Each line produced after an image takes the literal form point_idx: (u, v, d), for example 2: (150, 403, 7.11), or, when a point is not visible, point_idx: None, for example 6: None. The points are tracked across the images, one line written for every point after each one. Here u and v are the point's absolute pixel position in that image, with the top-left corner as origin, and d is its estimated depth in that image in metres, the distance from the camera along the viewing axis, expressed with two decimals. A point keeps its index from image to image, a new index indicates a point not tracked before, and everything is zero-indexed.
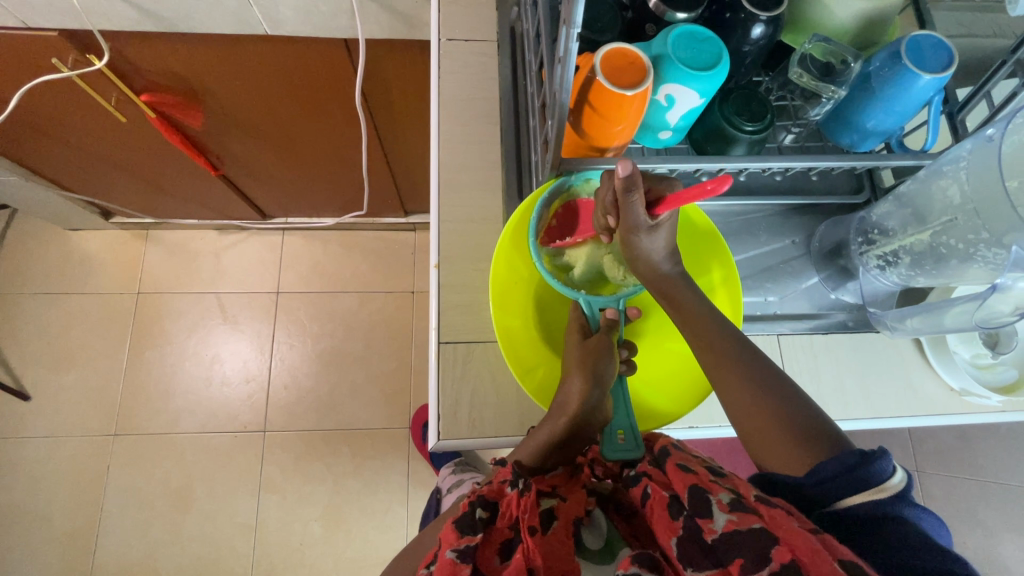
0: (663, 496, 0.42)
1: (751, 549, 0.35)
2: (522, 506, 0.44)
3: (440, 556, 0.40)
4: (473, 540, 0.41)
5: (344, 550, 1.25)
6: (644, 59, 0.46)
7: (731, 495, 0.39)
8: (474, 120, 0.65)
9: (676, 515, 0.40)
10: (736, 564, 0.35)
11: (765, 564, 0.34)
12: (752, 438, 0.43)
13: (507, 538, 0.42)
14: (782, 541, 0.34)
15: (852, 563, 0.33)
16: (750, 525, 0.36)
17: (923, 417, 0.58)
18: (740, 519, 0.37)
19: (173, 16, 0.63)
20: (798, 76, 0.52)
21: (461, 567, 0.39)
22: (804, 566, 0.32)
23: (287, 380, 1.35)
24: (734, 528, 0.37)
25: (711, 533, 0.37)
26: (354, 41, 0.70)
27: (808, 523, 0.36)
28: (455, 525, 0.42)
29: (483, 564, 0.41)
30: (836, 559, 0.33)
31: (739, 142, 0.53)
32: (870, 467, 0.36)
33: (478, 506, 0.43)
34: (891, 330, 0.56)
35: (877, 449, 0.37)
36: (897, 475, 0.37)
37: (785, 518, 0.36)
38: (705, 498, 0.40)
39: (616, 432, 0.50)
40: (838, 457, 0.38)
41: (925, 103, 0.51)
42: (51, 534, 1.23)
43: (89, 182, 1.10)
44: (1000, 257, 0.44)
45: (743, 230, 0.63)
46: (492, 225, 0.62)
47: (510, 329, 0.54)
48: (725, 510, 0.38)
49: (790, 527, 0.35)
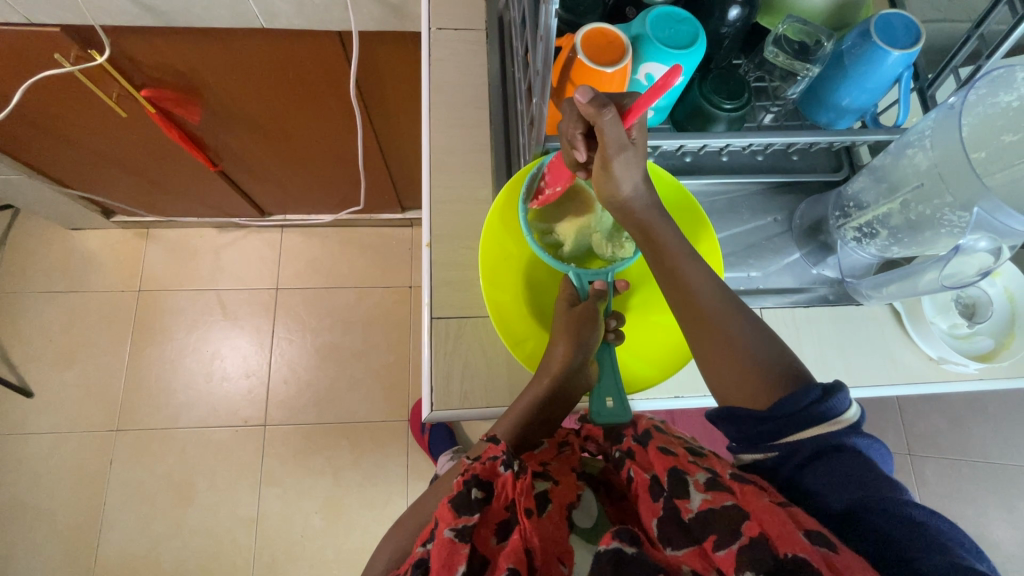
0: (645, 478, 0.45)
1: (723, 525, 0.37)
2: (518, 488, 0.45)
3: (439, 535, 0.42)
4: (470, 520, 0.43)
5: (345, 542, 1.26)
6: (623, 38, 0.48)
7: (708, 474, 0.42)
8: (463, 106, 0.67)
9: (656, 496, 0.43)
10: (709, 539, 0.38)
11: (736, 538, 0.36)
12: (729, 399, 0.44)
13: (503, 518, 0.44)
14: (751, 517, 0.36)
15: (816, 534, 0.35)
16: (722, 502, 0.39)
17: (903, 387, 0.59)
18: (714, 498, 0.40)
19: (171, 10, 0.65)
20: (773, 56, 0.55)
21: (459, 546, 0.41)
22: (771, 537, 0.35)
23: (286, 374, 1.37)
24: (708, 506, 0.39)
25: (688, 511, 0.40)
26: (347, 34, 0.72)
27: (778, 497, 0.38)
28: (451, 505, 0.44)
29: (479, 543, 0.43)
30: (802, 529, 0.35)
31: (718, 120, 0.55)
32: (829, 402, 0.40)
33: (473, 487, 0.45)
34: (868, 298, 0.59)
35: (836, 383, 0.40)
36: (852, 409, 0.40)
37: (756, 495, 0.38)
38: (683, 479, 0.43)
39: (604, 397, 0.51)
40: (801, 392, 0.40)
41: (895, 80, 0.53)
42: (54, 529, 1.24)
43: (91, 179, 1.12)
44: (964, 220, 0.47)
45: (726, 208, 0.65)
46: (482, 206, 0.64)
47: (501, 303, 0.56)
48: (701, 490, 0.41)
49: (761, 503, 0.37)
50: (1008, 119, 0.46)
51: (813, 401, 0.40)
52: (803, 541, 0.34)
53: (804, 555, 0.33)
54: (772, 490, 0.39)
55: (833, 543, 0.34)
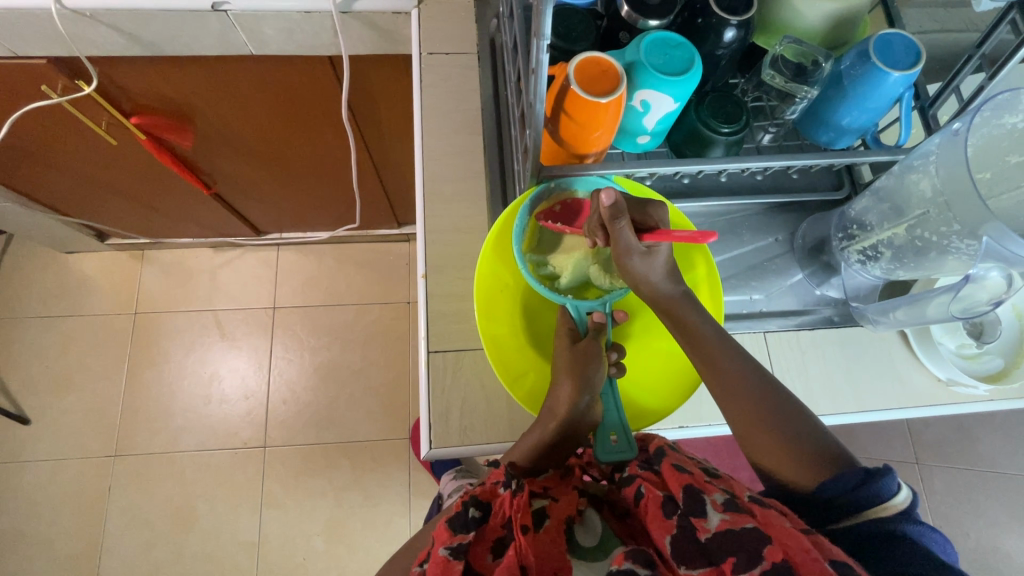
0: (658, 495, 0.43)
1: (743, 548, 0.36)
2: (515, 505, 0.44)
3: (433, 554, 0.41)
4: (465, 538, 0.42)
5: (348, 563, 1.25)
6: (617, 67, 0.46)
7: (725, 495, 0.41)
8: (456, 131, 0.66)
9: (670, 514, 0.41)
10: (728, 562, 0.36)
11: (757, 562, 0.35)
12: (746, 433, 0.45)
13: (499, 536, 0.43)
14: (774, 542, 0.35)
15: (843, 565, 0.34)
16: (743, 525, 0.37)
17: (911, 409, 0.58)
18: (734, 518, 0.38)
19: (159, 40, 0.64)
20: (771, 78, 0.53)
21: (453, 564, 0.40)
22: (795, 566, 0.34)
23: (285, 395, 1.35)
24: (728, 527, 0.38)
25: (705, 531, 0.39)
26: (338, 58, 0.71)
27: (801, 523, 0.37)
28: (448, 524, 0.43)
29: (474, 561, 0.41)
30: (827, 559, 0.34)
31: (716, 144, 0.54)
32: (874, 486, 0.38)
33: (470, 506, 0.44)
34: (874, 324, 0.57)
35: (881, 467, 0.38)
36: (902, 493, 0.38)
37: (779, 518, 0.37)
38: (700, 498, 0.41)
39: (609, 433, 0.51)
40: (844, 475, 0.39)
41: (895, 99, 0.52)
42: (53, 558, 1.23)
43: (83, 204, 1.11)
44: (973, 248, 0.46)
45: (727, 230, 0.64)
46: (478, 234, 0.63)
47: (498, 337, 0.55)
48: (718, 510, 0.39)
49: (783, 528, 0.36)
50: (1013, 140, 0.46)
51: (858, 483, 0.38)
52: (828, 572, 0.33)
53: None
54: (793, 515, 0.38)
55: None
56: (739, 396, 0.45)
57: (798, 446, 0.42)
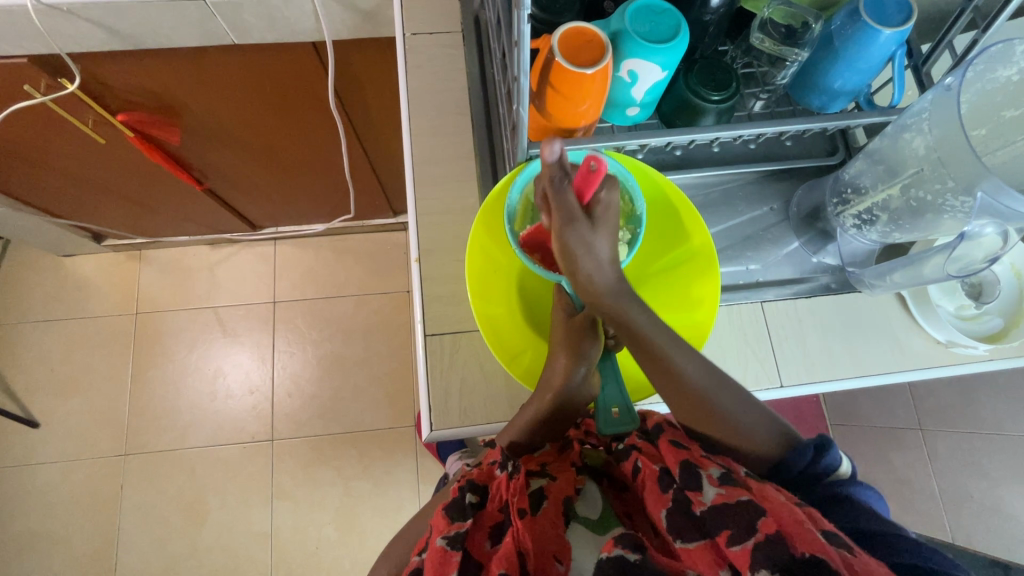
0: (654, 470, 0.44)
1: (738, 520, 0.36)
2: (511, 489, 0.44)
3: (432, 544, 0.41)
4: (463, 526, 0.42)
5: (359, 551, 1.27)
6: (602, 36, 0.46)
7: (722, 470, 0.41)
8: (444, 112, 0.66)
9: (666, 488, 0.42)
10: (723, 534, 0.36)
11: (751, 533, 0.35)
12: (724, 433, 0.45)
13: (497, 521, 0.43)
14: (769, 514, 0.35)
15: (832, 535, 0.34)
16: (737, 497, 0.37)
17: (913, 372, 0.58)
18: (728, 492, 0.38)
19: (139, 32, 0.63)
20: (760, 42, 0.52)
21: (451, 555, 0.40)
22: (789, 534, 0.34)
23: (290, 388, 1.36)
24: (723, 500, 0.38)
25: (700, 505, 0.39)
26: (322, 43, 0.69)
27: (794, 497, 0.38)
28: (445, 512, 0.43)
29: (474, 548, 0.41)
30: (820, 530, 0.34)
31: (706, 113, 0.53)
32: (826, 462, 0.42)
33: (467, 491, 0.45)
34: (871, 288, 0.57)
35: (828, 441, 0.42)
36: (845, 463, 0.43)
37: (774, 492, 0.37)
38: (696, 473, 0.41)
39: (610, 408, 0.50)
40: (800, 450, 0.43)
41: (888, 58, 0.51)
42: (71, 557, 1.25)
43: (76, 205, 1.10)
44: (967, 205, 0.45)
45: (721, 200, 0.63)
46: (469, 215, 0.62)
47: (494, 316, 0.55)
48: (714, 484, 0.39)
49: (778, 501, 0.36)
50: (1009, 94, 0.45)
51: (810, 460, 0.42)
52: (822, 541, 0.33)
53: (822, 555, 0.32)
54: (787, 491, 0.39)
55: (849, 545, 0.34)
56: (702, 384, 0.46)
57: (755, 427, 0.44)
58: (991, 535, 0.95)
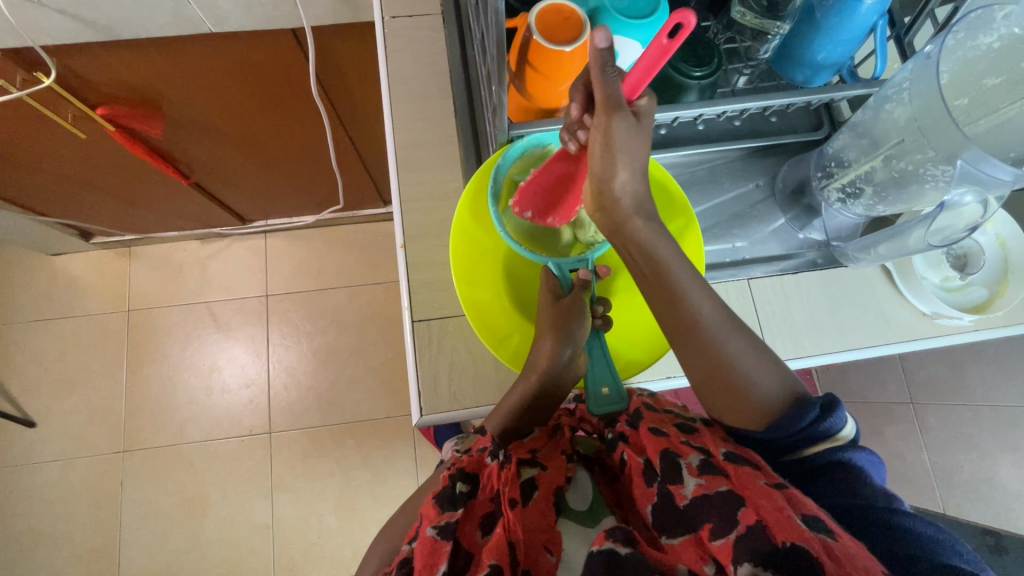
0: (639, 462, 0.44)
1: (719, 513, 0.36)
2: (503, 478, 0.44)
3: (421, 533, 0.41)
4: (453, 516, 0.42)
5: (361, 538, 1.28)
6: (579, 13, 0.45)
7: (701, 456, 0.41)
8: (426, 96, 0.65)
9: (651, 481, 0.42)
10: (706, 527, 0.37)
11: (732, 527, 0.35)
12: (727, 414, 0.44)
13: (488, 511, 0.43)
14: (748, 504, 0.35)
15: (814, 519, 0.34)
16: (717, 489, 0.38)
17: (897, 345, 0.58)
18: (709, 483, 0.38)
19: (112, 22, 0.61)
20: (742, 16, 0.52)
21: (441, 544, 0.40)
22: (768, 524, 0.34)
23: (285, 380, 1.36)
24: (703, 493, 0.38)
25: (682, 498, 0.39)
26: (301, 30, 0.68)
27: (776, 478, 0.37)
28: (436, 501, 0.43)
29: (464, 537, 0.42)
30: (800, 514, 0.34)
31: (689, 89, 0.52)
32: (830, 419, 0.40)
33: (457, 480, 0.44)
34: (855, 261, 0.58)
35: (834, 401, 0.41)
36: (849, 426, 0.41)
37: (751, 477, 0.37)
38: (676, 463, 0.41)
39: (599, 386, 0.51)
40: (800, 411, 0.41)
41: (870, 29, 0.50)
42: (74, 553, 1.25)
43: (60, 202, 1.09)
44: (948, 173, 0.45)
45: (707, 177, 0.63)
46: (454, 200, 0.62)
47: (481, 300, 0.55)
48: (694, 475, 0.39)
49: (756, 487, 0.36)
50: (989, 61, 0.44)
51: (813, 418, 0.41)
52: (802, 528, 0.32)
53: (802, 544, 0.32)
54: (768, 469, 0.38)
55: (832, 528, 0.33)
56: (697, 347, 0.44)
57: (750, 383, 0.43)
58: (981, 504, 0.97)
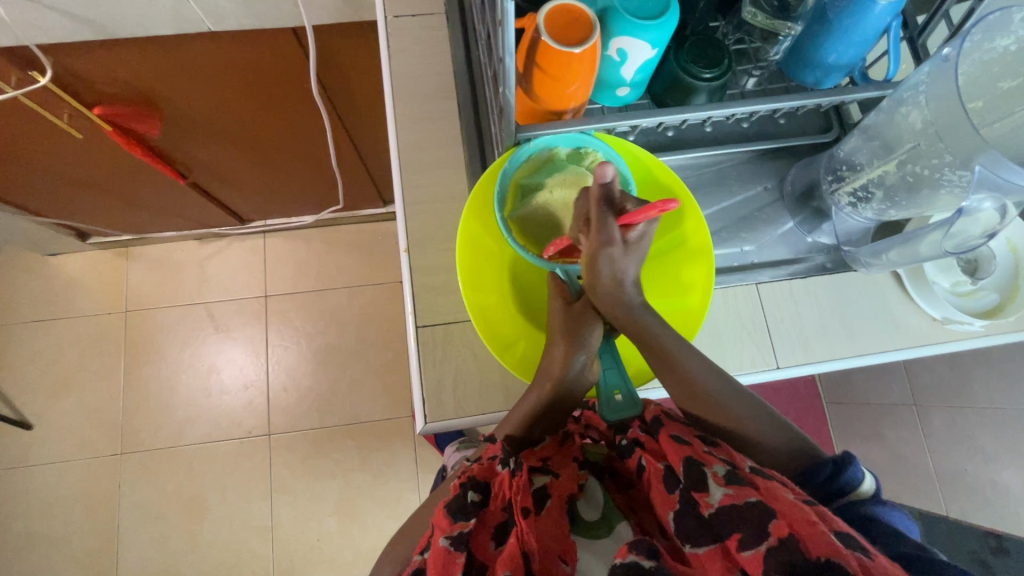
0: (659, 469, 0.42)
1: (748, 524, 0.35)
2: (515, 487, 0.43)
3: (434, 544, 0.40)
4: (466, 526, 0.41)
5: (361, 541, 1.27)
6: (589, 13, 0.44)
7: (726, 466, 0.40)
8: (429, 96, 0.64)
9: (672, 489, 0.41)
10: (734, 538, 0.35)
11: (764, 538, 0.34)
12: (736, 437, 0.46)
13: (500, 521, 0.42)
14: (780, 517, 0.34)
15: (848, 537, 0.33)
16: (746, 499, 0.36)
17: (908, 349, 0.58)
18: (736, 493, 0.37)
19: (110, 21, 0.60)
20: (752, 17, 0.51)
21: (454, 556, 0.39)
22: (802, 538, 0.33)
23: (285, 382, 1.35)
24: (731, 502, 0.37)
25: (709, 506, 0.38)
26: (302, 29, 0.67)
27: (804, 495, 0.37)
28: (447, 510, 0.42)
29: (477, 548, 0.41)
30: (833, 531, 0.33)
31: (698, 91, 0.51)
32: (845, 474, 0.42)
33: (469, 489, 0.43)
34: (866, 267, 0.57)
35: (847, 456, 0.42)
36: (868, 481, 0.42)
37: (782, 491, 0.36)
38: (700, 471, 0.40)
39: (612, 391, 0.50)
40: (815, 469, 0.43)
41: (883, 30, 0.49)
42: (71, 556, 1.24)
43: (57, 202, 1.07)
44: (965, 179, 0.44)
45: (715, 180, 0.62)
46: (458, 203, 0.61)
47: (487, 306, 0.54)
48: (720, 484, 0.38)
49: (787, 501, 0.35)
50: (1006, 64, 0.44)
51: (828, 475, 0.43)
52: (837, 544, 0.32)
53: (839, 560, 0.31)
54: (795, 487, 0.38)
55: (865, 547, 0.33)
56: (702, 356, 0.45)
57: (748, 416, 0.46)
58: (985, 508, 0.97)
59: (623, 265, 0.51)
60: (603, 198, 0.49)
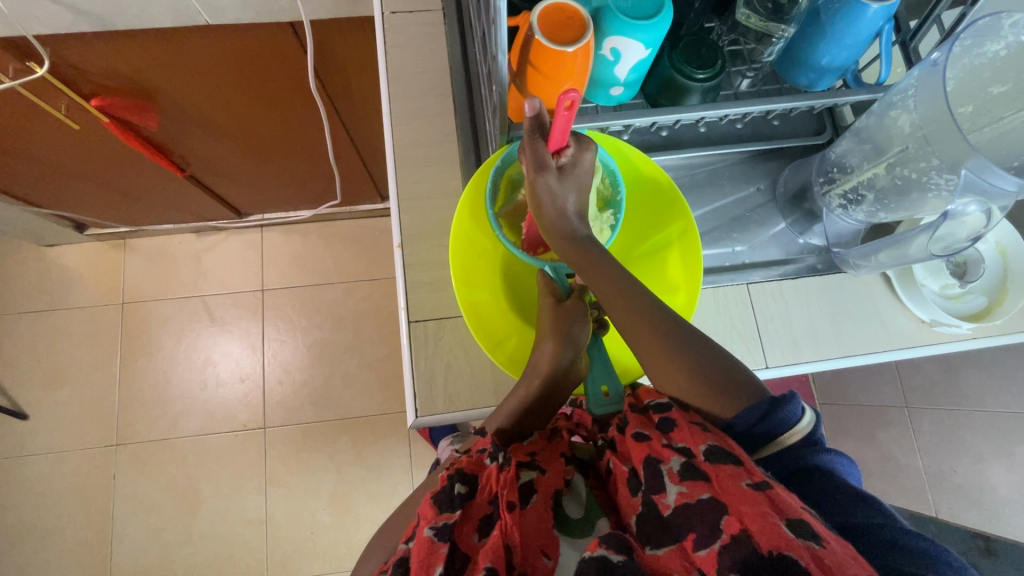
0: (625, 472, 0.43)
1: (703, 522, 0.35)
2: (501, 481, 0.43)
3: (419, 533, 0.41)
4: (451, 517, 0.42)
5: (355, 535, 1.28)
6: (583, 13, 0.44)
7: (682, 459, 0.39)
8: (424, 93, 0.64)
9: (635, 491, 0.42)
10: (690, 538, 0.36)
11: (717, 536, 0.34)
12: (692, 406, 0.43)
13: (486, 513, 0.43)
14: (731, 513, 0.34)
15: (802, 523, 0.33)
16: (699, 496, 0.37)
17: (897, 352, 0.58)
18: (690, 490, 0.38)
19: (108, 13, 0.60)
20: (746, 18, 0.51)
21: (438, 545, 0.40)
22: (753, 534, 0.33)
23: (280, 376, 1.35)
24: (685, 501, 0.37)
25: (665, 507, 0.38)
26: (299, 23, 0.67)
27: (759, 475, 0.36)
28: (433, 502, 0.43)
29: (461, 539, 0.41)
30: (785, 519, 0.33)
31: (691, 91, 0.52)
32: (783, 412, 0.39)
33: (456, 482, 0.44)
34: (856, 269, 0.57)
35: (787, 395, 0.40)
36: (805, 418, 0.40)
37: (733, 479, 0.36)
38: (657, 471, 0.40)
39: (600, 388, 0.50)
40: (752, 406, 0.40)
41: (876, 34, 0.49)
42: (65, 547, 1.25)
43: (54, 193, 1.07)
44: (952, 182, 0.45)
45: (707, 180, 0.62)
46: (451, 199, 0.61)
47: (479, 302, 0.54)
48: (676, 481, 0.38)
49: (738, 492, 0.35)
50: (995, 69, 0.44)
51: (765, 412, 0.40)
52: (788, 536, 0.32)
53: (792, 554, 0.31)
54: (752, 467, 0.36)
55: (818, 533, 0.32)
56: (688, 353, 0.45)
57: (707, 379, 0.43)
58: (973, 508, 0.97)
59: (564, 193, 0.52)
60: (533, 127, 0.47)
